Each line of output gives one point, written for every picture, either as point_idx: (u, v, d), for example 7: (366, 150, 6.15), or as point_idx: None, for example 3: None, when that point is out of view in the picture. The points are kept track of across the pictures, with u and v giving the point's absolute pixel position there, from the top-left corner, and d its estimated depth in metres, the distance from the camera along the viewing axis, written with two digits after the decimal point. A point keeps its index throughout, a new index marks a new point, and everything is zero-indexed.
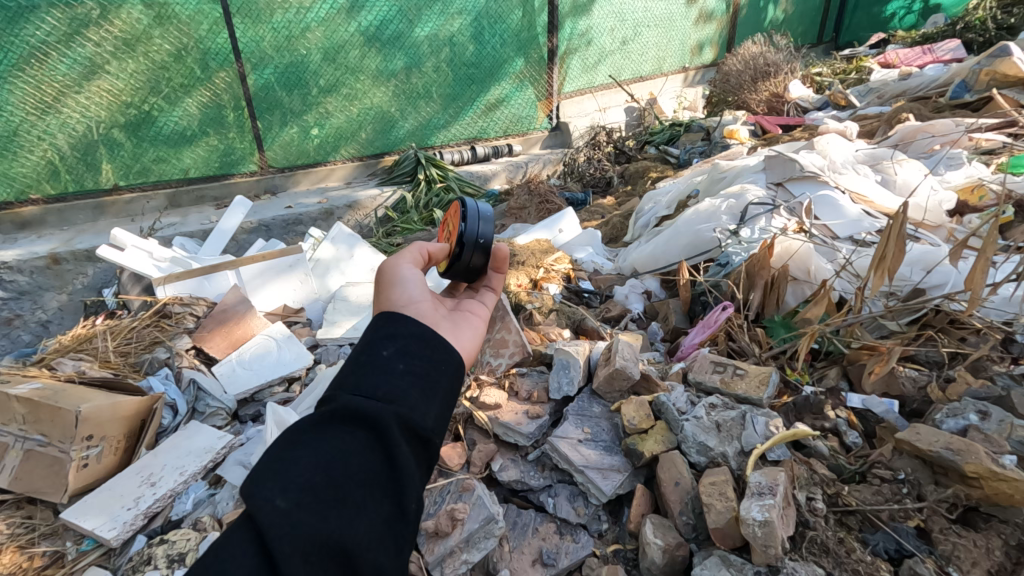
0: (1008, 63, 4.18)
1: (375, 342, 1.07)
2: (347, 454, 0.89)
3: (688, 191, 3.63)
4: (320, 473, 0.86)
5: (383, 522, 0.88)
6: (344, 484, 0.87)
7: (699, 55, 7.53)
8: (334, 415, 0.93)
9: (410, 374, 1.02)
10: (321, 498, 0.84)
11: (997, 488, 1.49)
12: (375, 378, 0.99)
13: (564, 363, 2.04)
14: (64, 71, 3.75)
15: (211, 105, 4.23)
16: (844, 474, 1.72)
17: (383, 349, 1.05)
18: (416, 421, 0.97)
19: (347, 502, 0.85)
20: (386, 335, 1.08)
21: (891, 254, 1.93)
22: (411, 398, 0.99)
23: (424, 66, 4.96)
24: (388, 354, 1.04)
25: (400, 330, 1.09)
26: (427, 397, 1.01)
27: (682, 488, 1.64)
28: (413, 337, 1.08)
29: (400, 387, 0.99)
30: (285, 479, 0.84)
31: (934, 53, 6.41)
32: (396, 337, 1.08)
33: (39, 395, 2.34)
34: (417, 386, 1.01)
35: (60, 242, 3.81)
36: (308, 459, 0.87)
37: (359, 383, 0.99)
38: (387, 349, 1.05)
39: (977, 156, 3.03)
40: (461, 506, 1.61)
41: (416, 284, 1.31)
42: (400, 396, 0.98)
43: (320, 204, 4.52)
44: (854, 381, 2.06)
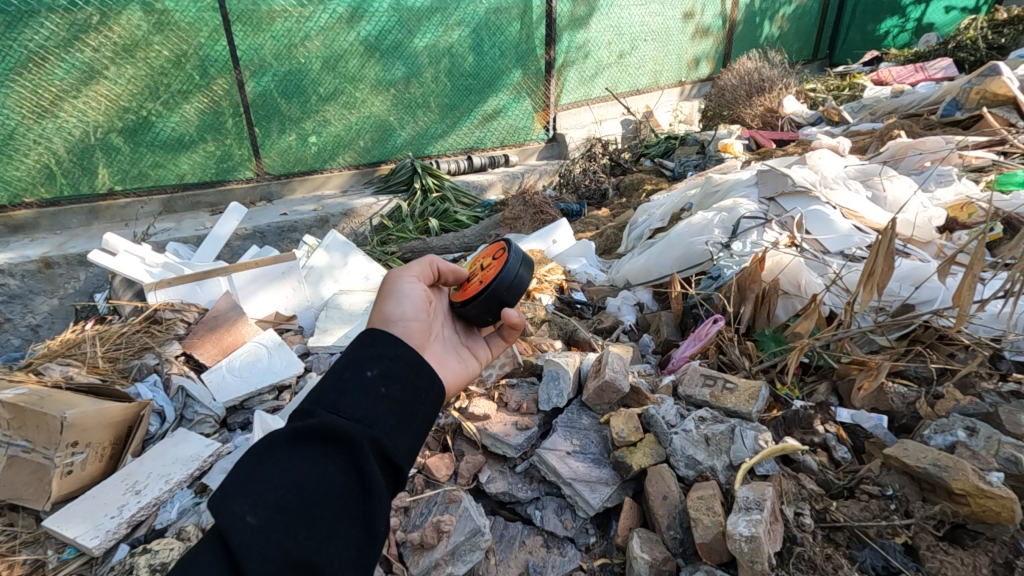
0: (998, 82, 4.24)
1: (359, 361, 1.06)
2: (321, 474, 0.88)
3: (681, 203, 3.65)
4: (293, 491, 0.86)
5: (352, 544, 0.87)
6: (316, 504, 0.86)
7: (696, 69, 7.62)
8: (310, 430, 0.91)
9: (387, 400, 1.03)
10: (293, 519, 0.83)
11: (984, 505, 1.49)
12: (351, 400, 0.99)
13: (554, 374, 2.03)
14: (61, 76, 3.75)
15: (209, 111, 4.25)
16: (832, 489, 1.71)
17: (368, 369, 1.05)
18: (390, 447, 0.98)
19: (317, 524, 0.85)
20: (368, 355, 1.08)
21: (880, 269, 1.93)
22: (384, 423, 1.00)
23: (422, 76, 4.99)
24: (373, 375, 1.04)
25: (384, 351, 1.10)
26: (399, 425, 1.03)
27: (670, 502, 1.63)
28: (397, 361, 1.09)
29: (377, 412, 1.00)
30: (256, 494, 0.83)
31: (926, 71, 6.50)
32: (379, 360, 1.07)
33: (25, 400, 2.32)
34: (394, 415, 1.02)
35: (53, 246, 3.78)
36: (282, 475, 0.87)
37: (338, 401, 0.98)
38: (371, 370, 1.05)
39: (967, 173, 3.06)
40: (448, 518, 1.61)
41: (411, 301, 1.33)
42: (375, 418, 0.99)
43: (316, 212, 4.52)
44: (843, 397, 2.05)
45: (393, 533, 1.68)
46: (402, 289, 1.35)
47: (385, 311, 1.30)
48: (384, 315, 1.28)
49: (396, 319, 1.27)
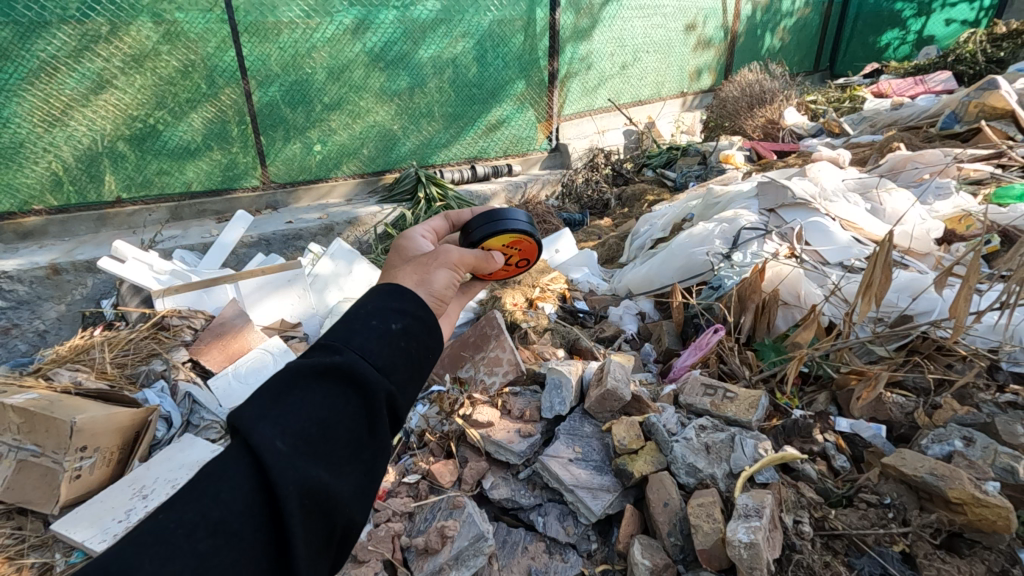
0: (996, 96, 4.29)
1: (383, 309, 0.93)
2: (341, 415, 0.81)
3: (683, 214, 3.69)
4: (314, 425, 0.78)
5: (360, 490, 0.81)
6: (333, 443, 0.79)
7: (697, 81, 7.70)
8: (334, 369, 0.82)
9: (405, 355, 0.90)
10: (313, 453, 0.77)
11: (980, 513, 1.52)
12: (374, 343, 0.87)
13: (556, 382, 2.06)
14: (72, 86, 3.83)
15: (215, 121, 4.31)
16: (831, 498, 1.74)
17: (393, 320, 0.92)
18: (401, 403, 0.88)
19: (334, 462, 0.78)
20: (392, 305, 0.95)
21: (878, 280, 1.96)
22: (401, 374, 0.89)
23: (427, 86, 5.06)
24: (396, 328, 0.91)
25: (406, 305, 0.96)
26: (416, 378, 0.92)
27: (670, 509, 1.66)
28: (418, 319, 0.96)
29: (400, 365, 0.89)
30: (282, 419, 0.77)
31: (925, 84, 6.56)
32: (405, 312, 0.94)
33: (35, 405, 2.36)
34: (413, 368, 0.92)
35: (61, 253, 3.83)
36: (304, 408, 0.79)
37: (366, 341, 0.86)
38: (395, 322, 0.92)
39: (965, 186, 3.10)
40: (451, 524, 1.63)
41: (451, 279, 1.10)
42: (396, 369, 0.88)
43: (321, 220, 4.58)
44: (842, 406, 2.08)
45: (398, 538, 1.71)
46: (440, 257, 1.11)
47: (420, 278, 1.06)
48: (419, 285, 1.04)
49: (432, 296, 1.04)
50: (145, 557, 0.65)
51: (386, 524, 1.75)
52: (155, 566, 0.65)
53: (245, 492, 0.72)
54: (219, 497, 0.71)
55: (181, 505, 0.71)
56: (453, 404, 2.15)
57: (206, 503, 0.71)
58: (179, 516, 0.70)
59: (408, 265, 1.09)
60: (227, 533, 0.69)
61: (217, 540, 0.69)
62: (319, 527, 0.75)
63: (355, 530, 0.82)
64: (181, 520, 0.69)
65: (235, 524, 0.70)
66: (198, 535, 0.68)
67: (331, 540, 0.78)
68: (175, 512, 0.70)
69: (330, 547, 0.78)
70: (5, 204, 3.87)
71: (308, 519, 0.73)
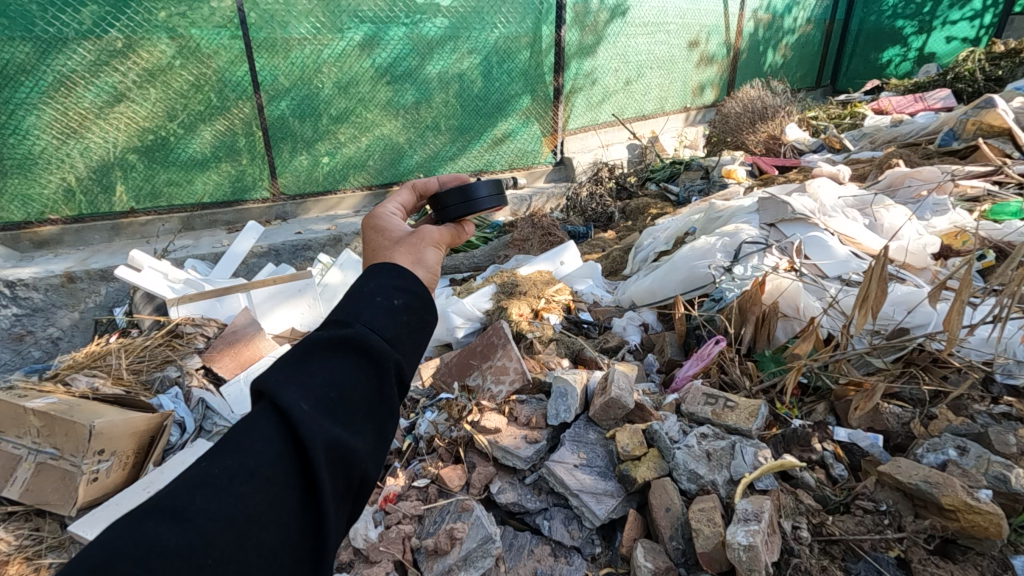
0: (994, 114, 4.38)
1: (384, 288, 0.97)
2: (356, 381, 0.85)
3: (685, 227, 3.76)
4: (333, 387, 0.82)
5: (375, 449, 0.85)
6: (351, 405, 0.83)
7: (700, 96, 7.82)
8: (348, 339, 0.87)
9: (408, 328, 0.95)
10: (333, 412, 0.81)
11: (973, 520, 1.57)
12: (380, 316, 0.92)
13: (562, 391, 2.12)
14: (90, 100, 3.95)
15: (226, 134, 4.42)
16: (829, 505, 1.79)
17: (393, 297, 0.97)
18: (407, 372, 0.93)
19: (352, 420, 0.82)
20: (392, 284, 1.00)
21: (874, 294, 2.03)
22: (406, 345, 0.94)
23: (433, 100, 5.17)
24: (398, 304, 0.96)
25: (406, 283, 1.01)
26: (418, 350, 0.97)
27: (673, 514, 1.71)
28: (418, 296, 1.01)
29: (403, 338, 0.94)
30: (304, 383, 0.81)
31: (925, 101, 6.66)
32: (405, 289, 0.99)
33: (55, 409, 2.43)
34: (414, 341, 0.96)
35: (76, 261, 3.92)
36: (322, 374, 0.83)
37: (374, 316, 0.92)
38: (397, 298, 0.97)
39: (962, 203, 3.17)
40: (460, 526, 1.69)
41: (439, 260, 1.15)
42: (401, 340, 0.93)
43: (329, 231, 4.67)
44: (841, 416, 2.13)
45: (408, 539, 1.77)
46: (426, 237, 1.15)
47: (414, 258, 1.10)
48: (414, 264, 1.09)
49: (427, 272, 1.09)
50: (196, 494, 0.70)
51: (397, 526, 1.80)
52: (206, 502, 0.70)
53: (276, 445, 0.76)
54: (253, 448, 0.75)
55: (219, 454, 0.75)
56: (461, 410, 2.21)
57: (241, 453, 0.74)
58: (220, 463, 0.73)
59: (398, 246, 1.13)
60: (262, 479, 0.73)
61: (255, 484, 0.72)
62: (341, 479, 0.80)
63: (369, 485, 0.86)
64: (223, 466, 0.73)
65: (269, 470, 0.74)
66: (238, 479, 0.72)
67: (349, 493, 0.81)
68: (215, 460, 0.74)
69: (348, 499, 0.82)
70: (21, 214, 3.97)
71: (332, 470, 0.77)
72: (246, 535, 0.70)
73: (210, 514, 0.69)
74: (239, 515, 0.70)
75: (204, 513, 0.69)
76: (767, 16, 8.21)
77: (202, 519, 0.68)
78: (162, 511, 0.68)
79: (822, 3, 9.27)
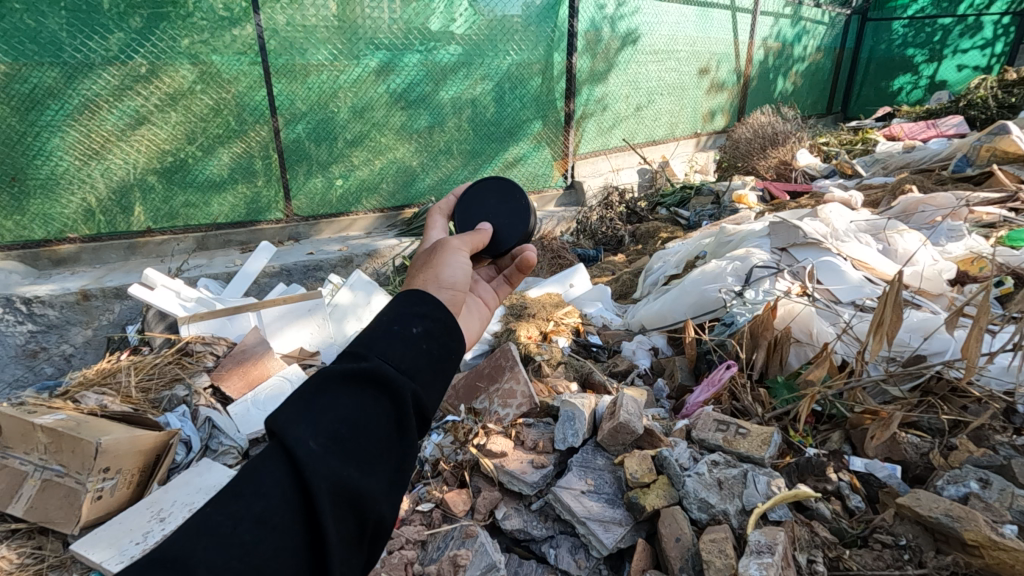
0: (1007, 140, 4.36)
1: (403, 316, 0.96)
2: (369, 416, 0.83)
3: (696, 251, 3.74)
4: (344, 424, 0.80)
5: (390, 488, 0.82)
6: (363, 442, 0.81)
7: (711, 122, 7.87)
8: (362, 370, 0.85)
9: (428, 358, 0.93)
10: (344, 452, 0.79)
11: (998, 557, 1.49)
12: (397, 348, 0.90)
13: (570, 415, 2.08)
14: (112, 122, 4.05)
15: (243, 156, 4.51)
16: (846, 538, 1.73)
17: (412, 325, 0.95)
18: (426, 403, 0.91)
19: (364, 460, 0.80)
20: (412, 311, 0.98)
21: (888, 320, 1.99)
22: (424, 376, 0.92)
23: (446, 125, 5.25)
24: (417, 332, 0.95)
25: (427, 310, 0.99)
26: (439, 379, 0.95)
27: (682, 545, 1.66)
28: (440, 322, 0.99)
29: (421, 367, 0.91)
30: (316, 420, 0.79)
31: (937, 128, 6.66)
32: (426, 316, 0.98)
33: (63, 425, 2.45)
34: (434, 371, 0.94)
35: (91, 280, 3.97)
36: (334, 409, 0.81)
37: (389, 348, 0.90)
38: (416, 326, 0.95)
39: (977, 228, 3.13)
40: (464, 553, 1.66)
41: (460, 269, 1.15)
42: (418, 370, 0.91)
43: (341, 252, 4.71)
44: (857, 445, 2.08)
45: (410, 565, 1.72)
46: (447, 253, 1.17)
47: (429, 277, 1.11)
48: (430, 282, 1.09)
49: (443, 289, 1.09)
50: (199, 543, 0.69)
51: (400, 551, 1.76)
52: (207, 553, 0.69)
53: (283, 487, 0.75)
54: (260, 490, 0.74)
55: (224, 500, 0.74)
56: (467, 433, 2.17)
57: (246, 498, 0.73)
58: (224, 509, 0.73)
59: (418, 268, 1.15)
60: (267, 525, 0.72)
61: (259, 532, 0.71)
62: (352, 522, 0.78)
63: (385, 526, 0.83)
64: (227, 512, 0.72)
65: (275, 516, 0.73)
66: (242, 527, 0.71)
67: (362, 537, 0.79)
68: (222, 505, 0.73)
69: (362, 544, 0.80)
70: (40, 232, 4.05)
71: (339, 513, 0.75)
72: None
73: (211, 565, 0.68)
74: (241, 566, 0.69)
75: (205, 564, 0.68)
76: (777, 44, 8.31)
77: (201, 569, 0.67)
78: (163, 563, 0.67)
79: (832, 32, 9.39)
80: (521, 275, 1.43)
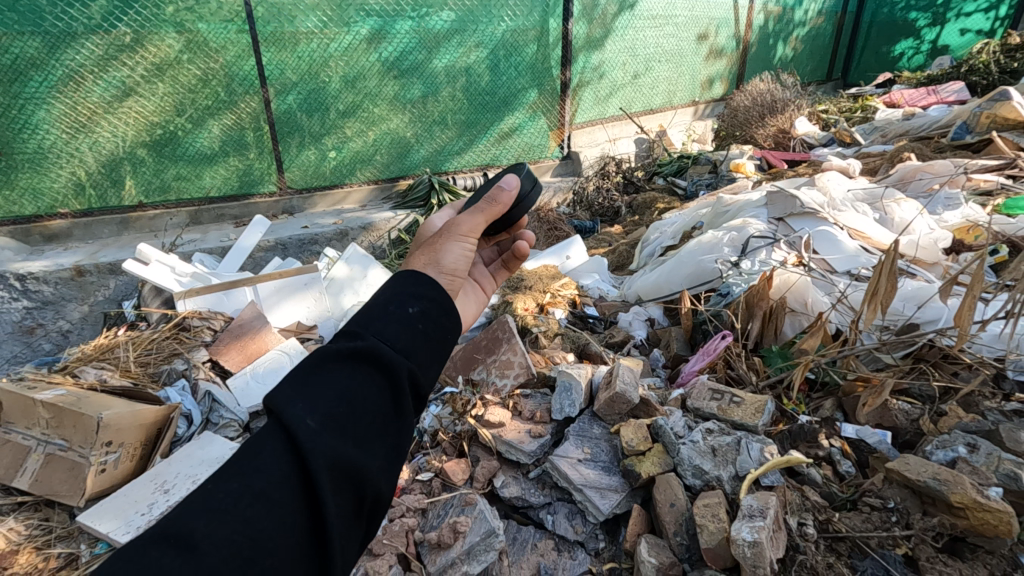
0: (1008, 107, 4.31)
1: (399, 297, 0.97)
2: (366, 394, 0.84)
3: (693, 222, 3.72)
4: (341, 402, 0.81)
5: (388, 464, 0.84)
6: (360, 420, 0.82)
7: (709, 90, 7.75)
8: (358, 350, 0.87)
9: (424, 337, 0.94)
10: (341, 429, 0.80)
11: (982, 518, 1.54)
12: (392, 328, 0.91)
13: (566, 385, 2.10)
14: (98, 94, 3.96)
15: (234, 128, 4.43)
16: (836, 502, 1.79)
17: (409, 306, 0.96)
18: (422, 382, 0.92)
19: (361, 436, 0.81)
20: (407, 292, 0.99)
21: (884, 289, 1.99)
22: (420, 354, 0.93)
23: (440, 94, 5.16)
24: (413, 312, 0.95)
25: (423, 291, 1.00)
26: (435, 358, 0.96)
27: (677, 510, 1.71)
28: (435, 302, 1.00)
29: (417, 346, 0.92)
30: (313, 398, 0.80)
31: (938, 94, 6.57)
32: (421, 297, 0.98)
33: (64, 401, 2.47)
34: (430, 350, 0.95)
35: (85, 255, 3.95)
36: (331, 387, 0.82)
37: (385, 328, 0.91)
38: (412, 306, 0.96)
39: (975, 196, 3.12)
40: (464, 520, 1.70)
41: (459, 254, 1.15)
42: (414, 349, 0.92)
43: (336, 225, 4.68)
44: (848, 412, 2.11)
45: (411, 533, 1.76)
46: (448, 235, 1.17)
47: (429, 259, 1.11)
48: (428, 265, 1.10)
49: (444, 273, 1.10)
50: (200, 519, 0.70)
51: (401, 519, 1.79)
52: (209, 528, 0.69)
53: (282, 464, 0.76)
54: (260, 468, 0.75)
55: (224, 478, 0.75)
56: (466, 404, 2.19)
57: (246, 474, 0.74)
58: (225, 487, 0.73)
59: (419, 249, 1.15)
60: (268, 501, 0.73)
61: (259, 507, 0.72)
62: (351, 497, 0.79)
63: (384, 501, 0.84)
64: (228, 489, 0.73)
65: (275, 492, 0.73)
66: (243, 502, 0.72)
67: (361, 513, 0.80)
68: (222, 482, 0.74)
69: (361, 519, 0.81)
70: (31, 207, 4.00)
71: (338, 489, 0.76)
72: (252, 563, 0.69)
73: (212, 540, 0.69)
74: (242, 539, 0.70)
75: (208, 539, 0.68)
76: (777, 9, 8.12)
77: (204, 544, 0.68)
78: (167, 538, 0.68)
79: None
80: (519, 260, 1.42)
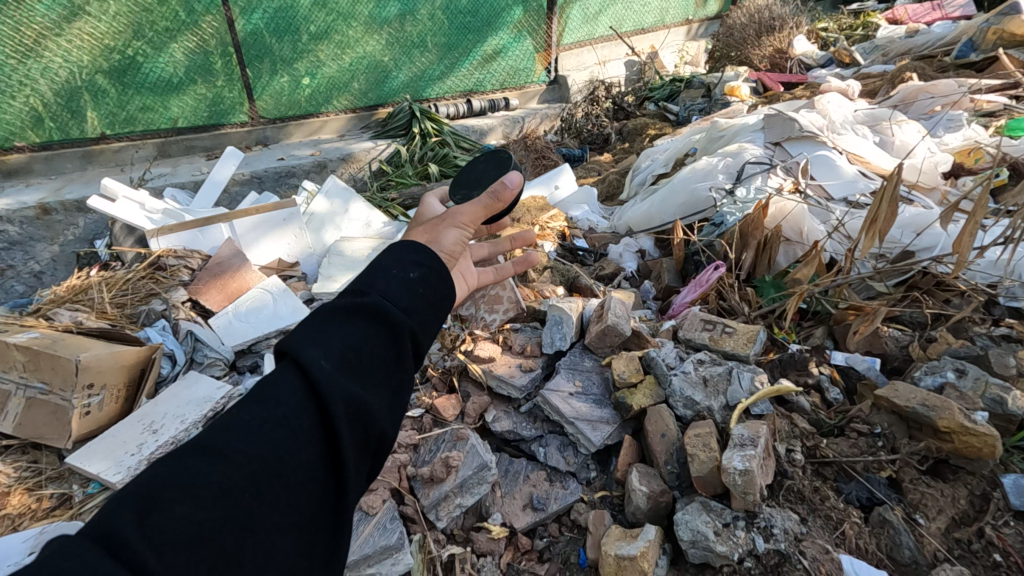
0: (1017, 21, 4.10)
1: (399, 259, 1.01)
2: (373, 346, 0.89)
3: (686, 148, 3.58)
4: (351, 349, 0.87)
5: (392, 411, 0.89)
6: (367, 368, 0.88)
7: (704, 7, 7.32)
8: (364, 305, 0.92)
9: (425, 297, 0.99)
10: (351, 373, 0.86)
11: (968, 441, 1.57)
12: (396, 286, 0.97)
13: (557, 319, 2.06)
14: (43, 13, 3.57)
15: (197, 51, 4.09)
16: (823, 429, 1.81)
17: (410, 269, 1.00)
18: (422, 338, 0.97)
19: (369, 381, 0.87)
20: (408, 256, 1.03)
21: (883, 216, 1.93)
22: (420, 314, 0.98)
23: (418, 13, 4.79)
24: (414, 275, 1.00)
25: (421, 256, 1.04)
26: (433, 316, 1.01)
27: (668, 440, 1.72)
28: (436, 268, 1.04)
29: (417, 306, 0.97)
30: (326, 344, 0.86)
31: (942, 10, 6.27)
32: (421, 262, 1.02)
33: (38, 343, 2.39)
34: (429, 311, 1.00)
35: (49, 192, 3.74)
36: (341, 336, 0.88)
37: (388, 286, 0.96)
38: (413, 270, 1.00)
39: (977, 117, 3.01)
40: (456, 454, 1.69)
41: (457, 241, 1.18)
42: (415, 308, 0.97)
43: (314, 157, 4.47)
44: (839, 341, 2.12)
45: (404, 468, 1.75)
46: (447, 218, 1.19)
47: (431, 238, 1.14)
48: (431, 243, 1.13)
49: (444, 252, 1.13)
50: (225, 439, 0.76)
51: (393, 454, 1.78)
52: (234, 447, 0.76)
53: (298, 399, 0.82)
54: (278, 399, 0.81)
55: (247, 407, 0.81)
56: (455, 339, 2.14)
57: (266, 404, 0.81)
58: (248, 413, 0.80)
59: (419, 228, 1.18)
60: (287, 428, 0.79)
61: (277, 433, 0.78)
62: (358, 436, 0.84)
63: (388, 443, 0.90)
64: (250, 416, 0.80)
65: (292, 422, 0.79)
66: (266, 428, 0.78)
67: (368, 449, 0.86)
68: (245, 411, 0.81)
69: (367, 455, 0.86)
70: None
71: (349, 424, 0.82)
72: (272, 481, 0.75)
73: (240, 454, 0.75)
74: (263, 460, 0.76)
75: (234, 454, 0.75)
76: None
77: (234, 455, 0.75)
78: (198, 450, 0.75)
79: None
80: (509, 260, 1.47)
